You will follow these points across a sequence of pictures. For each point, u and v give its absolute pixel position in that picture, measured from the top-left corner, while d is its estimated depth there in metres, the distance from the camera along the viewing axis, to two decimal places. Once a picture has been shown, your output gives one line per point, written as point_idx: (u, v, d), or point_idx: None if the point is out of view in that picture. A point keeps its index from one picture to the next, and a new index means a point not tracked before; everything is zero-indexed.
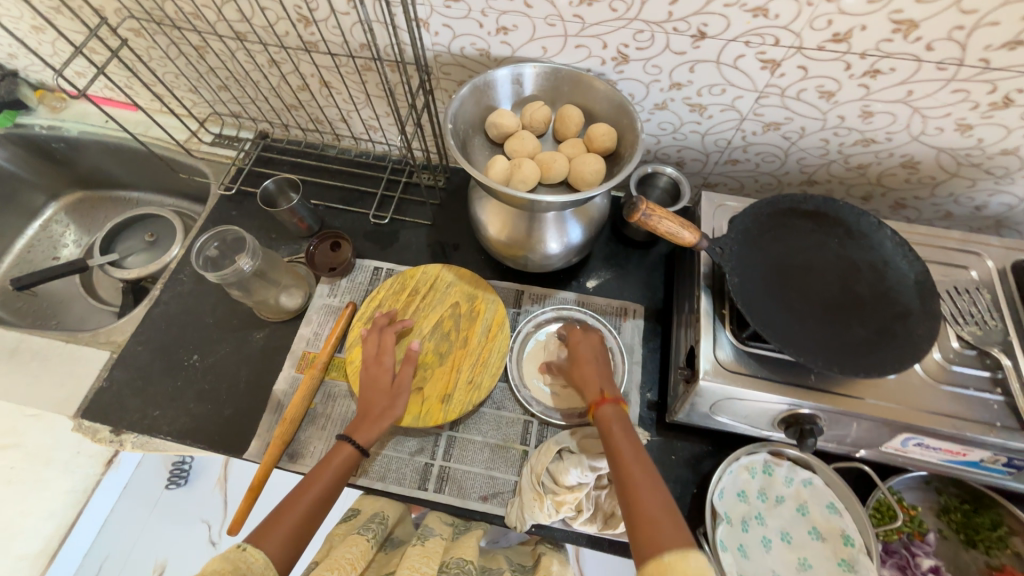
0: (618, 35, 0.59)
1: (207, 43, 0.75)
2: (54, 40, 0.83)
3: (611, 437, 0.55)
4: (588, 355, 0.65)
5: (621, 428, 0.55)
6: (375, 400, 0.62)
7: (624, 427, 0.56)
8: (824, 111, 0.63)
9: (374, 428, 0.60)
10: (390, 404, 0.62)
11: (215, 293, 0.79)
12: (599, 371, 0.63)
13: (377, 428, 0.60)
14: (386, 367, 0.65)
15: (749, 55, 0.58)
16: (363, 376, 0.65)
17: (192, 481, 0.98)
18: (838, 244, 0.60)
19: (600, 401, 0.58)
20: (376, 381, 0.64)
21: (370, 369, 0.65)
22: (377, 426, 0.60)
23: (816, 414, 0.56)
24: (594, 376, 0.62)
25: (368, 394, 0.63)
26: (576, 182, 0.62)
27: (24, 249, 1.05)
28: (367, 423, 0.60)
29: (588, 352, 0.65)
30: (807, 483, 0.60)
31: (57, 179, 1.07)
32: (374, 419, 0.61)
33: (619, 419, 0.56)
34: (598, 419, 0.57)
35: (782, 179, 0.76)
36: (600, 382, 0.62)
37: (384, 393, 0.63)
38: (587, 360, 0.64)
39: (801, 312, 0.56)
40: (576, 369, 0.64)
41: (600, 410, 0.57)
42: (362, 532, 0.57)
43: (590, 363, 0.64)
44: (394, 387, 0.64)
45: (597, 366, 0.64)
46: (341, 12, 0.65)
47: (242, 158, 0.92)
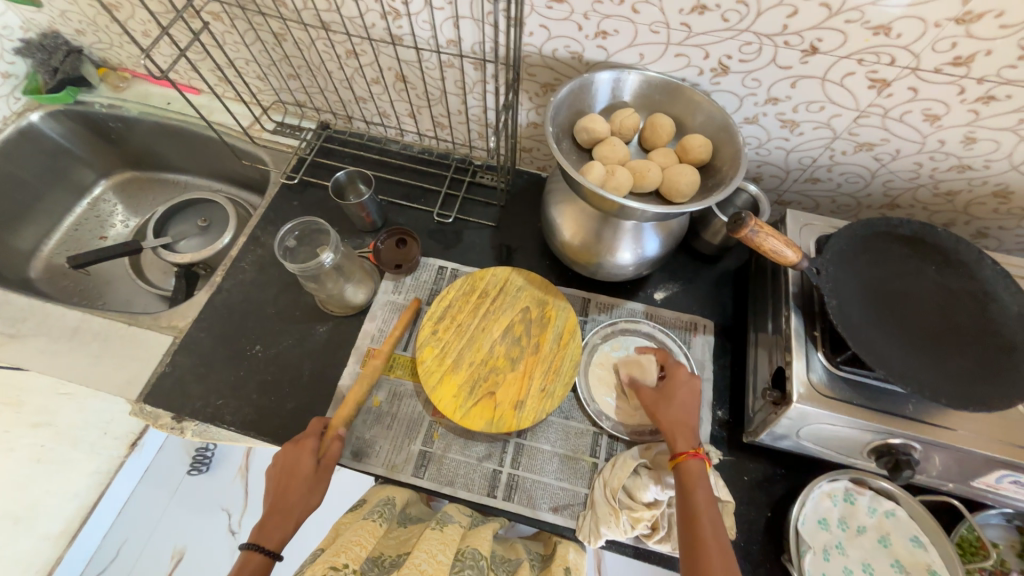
0: (724, 46, 0.58)
1: (288, 30, 0.75)
2: (129, 19, 0.82)
3: (692, 494, 0.53)
4: (681, 397, 0.61)
5: (703, 490, 0.53)
6: (296, 496, 0.55)
7: (705, 485, 0.54)
8: (925, 135, 0.61)
9: (290, 526, 0.54)
10: (304, 494, 0.56)
11: (278, 283, 0.78)
12: (690, 422, 0.59)
13: (293, 524, 0.54)
14: (312, 454, 0.58)
15: (858, 73, 0.56)
16: (280, 464, 0.58)
17: (215, 467, 0.93)
18: (936, 271, 0.59)
19: (692, 454, 0.55)
20: (296, 472, 0.57)
21: (291, 459, 0.58)
22: (293, 521, 0.54)
23: (912, 445, 0.54)
24: (686, 419, 0.59)
25: (285, 485, 0.56)
26: (668, 193, 0.61)
27: (72, 227, 1.04)
28: (283, 520, 0.54)
29: (687, 398, 0.61)
30: (890, 514, 0.58)
31: (110, 157, 1.06)
32: (291, 514, 0.54)
33: (702, 478, 0.54)
34: (681, 470, 0.55)
35: (861, 201, 0.75)
36: (690, 430, 0.58)
37: (309, 481, 0.57)
38: (679, 404, 0.60)
39: (901, 338, 0.55)
40: (666, 410, 0.60)
41: (689, 463, 0.55)
42: (370, 515, 0.55)
43: (683, 408, 0.60)
44: (319, 477, 0.57)
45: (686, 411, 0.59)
46: (436, 6, 0.64)
47: (304, 147, 0.91)
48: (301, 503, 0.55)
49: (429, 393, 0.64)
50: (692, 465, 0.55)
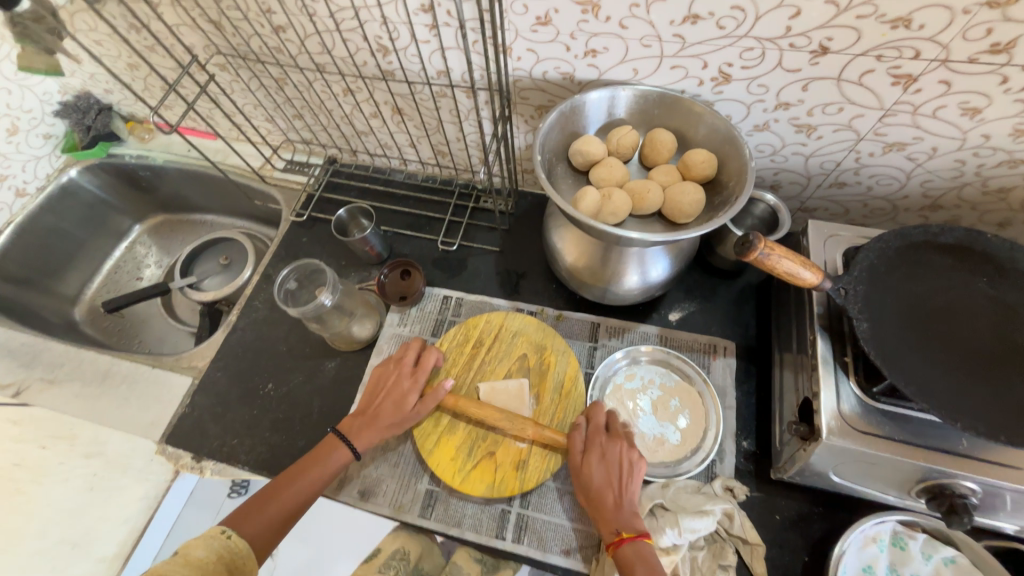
0: (723, 54, 0.54)
1: (287, 74, 0.77)
2: (146, 77, 0.87)
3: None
4: (600, 467, 0.56)
5: (646, 573, 0.49)
6: (381, 414, 0.61)
7: (648, 564, 0.50)
8: (964, 130, 0.55)
9: (372, 435, 0.61)
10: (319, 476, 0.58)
11: (289, 320, 0.80)
12: (617, 494, 0.55)
13: (375, 433, 0.61)
14: (407, 373, 0.64)
15: (879, 70, 0.51)
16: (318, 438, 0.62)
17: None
18: (987, 284, 0.52)
19: (619, 541, 0.52)
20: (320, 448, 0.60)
21: (390, 374, 0.65)
22: (376, 430, 0.61)
23: (968, 486, 0.47)
24: (605, 492, 0.55)
25: (381, 397, 0.63)
26: (671, 213, 0.58)
27: (111, 270, 1.10)
28: (369, 426, 0.61)
29: (609, 467, 0.56)
30: (948, 561, 0.52)
31: (141, 203, 1.12)
32: (376, 424, 0.61)
33: (647, 557, 0.50)
34: (619, 559, 0.51)
35: (897, 203, 0.68)
36: (618, 508, 0.54)
37: (394, 405, 0.62)
38: (599, 475, 0.56)
39: (948, 364, 0.48)
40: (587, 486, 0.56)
41: (621, 552, 0.51)
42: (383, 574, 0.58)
43: (605, 480, 0.55)
44: (404, 401, 0.61)
45: (607, 480, 0.56)
46: (422, 39, 0.63)
47: (312, 184, 0.93)
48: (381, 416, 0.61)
49: (427, 458, 0.62)
50: (627, 551, 0.51)
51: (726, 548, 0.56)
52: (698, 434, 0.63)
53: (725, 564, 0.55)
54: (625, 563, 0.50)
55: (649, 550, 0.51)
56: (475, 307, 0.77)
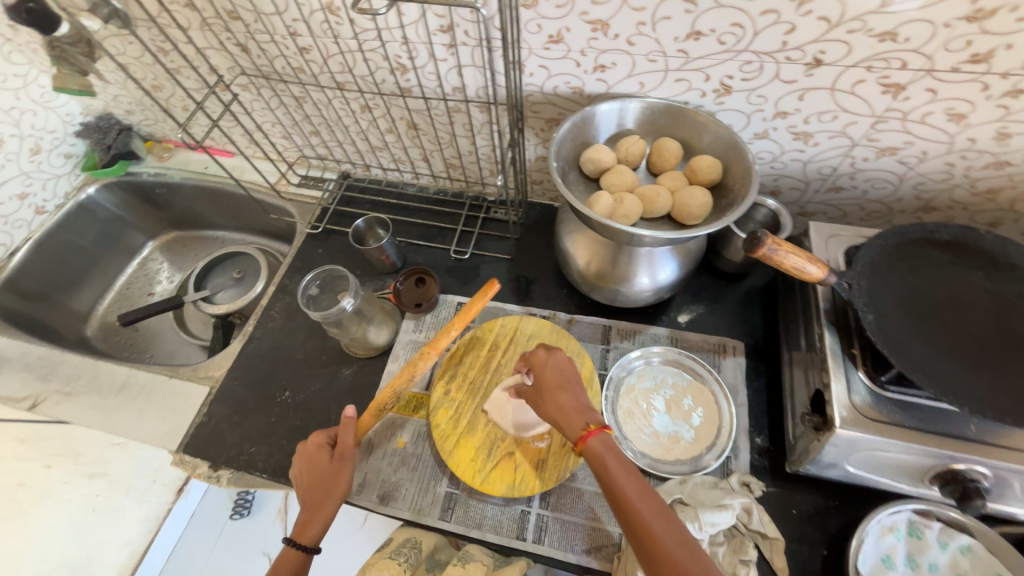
0: (724, 67, 0.58)
1: (308, 93, 0.81)
2: (170, 97, 0.91)
3: (610, 477, 0.48)
4: (553, 382, 0.57)
5: (617, 463, 0.48)
6: (314, 501, 0.58)
7: (621, 458, 0.49)
8: (951, 134, 0.58)
9: (319, 521, 0.57)
10: (328, 499, 0.57)
11: (306, 329, 0.81)
12: (573, 403, 0.54)
13: (322, 518, 0.57)
14: (322, 454, 0.60)
15: (869, 80, 0.55)
16: (303, 472, 0.60)
17: (256, 510, 0.97)
18: (982, 277, 0.55)
19: (588, 435, 0.50)
20: (317, 468, 0.59)
21: (308, 459, 0.60)
22: (322, 514, 0.57)
23: (979, 470, 0.49)
24: (559, 392, 0.56)
25: (306, 486, 0.59)
26: (680, 216, 0.61)
27: (123, 285, 1.12)
28: (313, 515, 0.57)
29: (557, 376, 0.57)
30: (965, 549, 0.52)
31: (156, 220, 1.14)
32: (318, 509, 0.57)
33: (612, 450, 0.49)
34: (589, 455, 0.50)
35: (892, 206, 0.71)
36: (576, 411, 0.54)
37: (321, 480, 0.58)
38: (552, 373, 0.58)
39: (952, 352, 0.50)
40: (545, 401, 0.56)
41: (590, 445, 0.50)
42: (394, 556, 0.61)
43: (561, 391, 0.56)
44: (337, 472, 0.58)
45: (558, 388, 0.56)
46: (440, 58, 0.68)
47: (327, 198, 0.96)
48: (320, 495, 0.58)
49: (446, 459, 0.63)
50: (595, 444, 0.50)
51: (747, 543, 0.56)
52: (713, 432, 0.64)
53: (746, 560, 0.55)
54: (599, 458, 0.49)
55: (616, 447, 0.50)
56: (489, 313, 0.79)
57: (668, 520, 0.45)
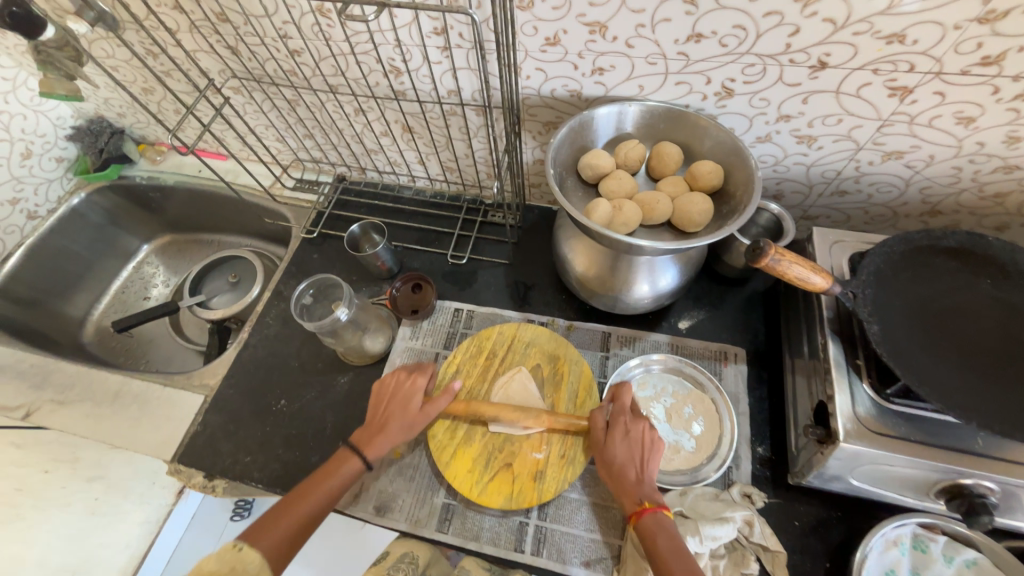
0: (725, 70, 0.56)
1: (300, 96, 0.79)
2: (161, 100, 0.89)
3: (658, 552, 0.49)
4: (626, 441, 0.57)
5: (668, 541, 0.50)
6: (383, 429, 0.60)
7: (671, 534, 0.51)
8: (960, 138, 0.57)
9: (384, 444, 0.59)
10: (404, 431, 0.60)
11: (301, 336, 0.80)
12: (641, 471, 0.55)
13: (388, 442, 0.60)
14: (414, 393, 0.63)
15: (876, 83, 0.53)
16: (395, 389, 0.64)
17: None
18: (991, 285, 0.53)
19: (642, 511, 0.52)
20: (404, 401, 0.62)
21: (401, 388, 0.63)
22: (391, 438, 0.60)
23: (985, 485, 0.48)
24: (628, 467, 0.55)
25: (387, 406, 0.63)
26: (680, 223, 0.59)
27: (118, 290, 1.10)
28: (384, 436, 0.60)
29: (635, 435, 0.57)
30: (971, 562, 0.51)
31: (150, 223, 1.13)
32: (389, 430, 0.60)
33: (666, 528, 0.51)
34: (640, 531, 0.52)
35: (897, 209, 0.70)
36: (638, 481, 0.55)
37: (403, 409, 0.62)
38: (621, 451, 0.56)
39: (959, 363, 0.49)
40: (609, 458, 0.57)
41: (643, 523, 0.52)
42: None
43: (631, 456, 0.56)
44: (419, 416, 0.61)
45: (629, 458, 0.56)
46: (434, 61, 0.66)
47: (322, 201, 0.94)
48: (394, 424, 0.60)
49: (443, 471, 0.62)
50: (647, 521, 0.52)
51: (748, 556, 0.55)
52: (713, 442, 0.63)
53: (747, 572, 0.54)
54: (651, 533, 0.51)
55: (668, 523, 0.52)
56: (487, 319, 0.78)
57: (682, 553, 0.49)
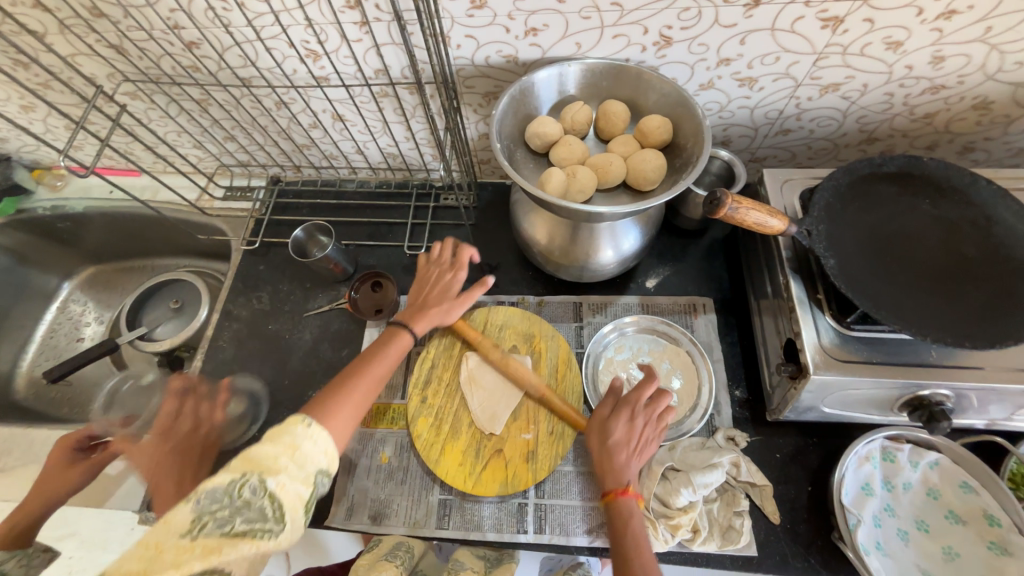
0: (661, 17, 0.54)
1: (209, 94, 0.71)
2: (46, 117, 0.78)
3: (623, 534, 0.49)
4: (623, 428, 0.55)
5: (638, 530, 0.49)
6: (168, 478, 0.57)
7: (641, 525, 0.49)
8: (890, 64, 0.58)
9: (431, 321, 0.61)
10: (445, 310, 0.62)
11: (261, 356, 0.75)
12: (636, 458, 0.53)
13: (435, 317, 0.61)
14: (437, 270, 0.64)
15: (808, 15, 0.53)
16: (424, 272, 0.65)
17: None
18: (930, 205, 0.56)
19: (623, 493, 0.50)
20: (439, 290, 0.63)
21: (440, 275, 0.64)
22: (436, 315, 0.61)
23: (941, 393, 0.51)
24: (617, 448, 0.53)
25: (424, 294, 0.63)
26: (636, 182, 0.58)
27: (45, 336, 1.00)
28: (427, 315, 0.61)
29: (643, 429, 0.55)
30: (933, 464, 0.56)
31: (67, 257, 1.02)
32: (435, 314, 0.61)
33: (637, 517, 0.50)
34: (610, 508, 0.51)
35: (838, 141, 0.71)
36: (623, 463, 0.53)
37: (442, 295, 0.63)
38: (620, 431, 0.54)
39: (910, 283, 0.52)
40: (612, 433, 0.54)
41: (619, 502, 0.50)
42: (389, 559, 0.60)
43: (632, 435, 0.54)
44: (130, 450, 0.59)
45: (627, 437, 0.54)
46: (353, 39, 0.60)
47: (258, 208, 0.87)
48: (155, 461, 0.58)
49: (434, 468, 0.60)
50: (623, 505, 0.50)
51: (738, 495, 0.58)
52: (694, 393, 0.65)
53: (739, 510, 0.57)
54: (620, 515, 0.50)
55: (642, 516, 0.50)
56: None
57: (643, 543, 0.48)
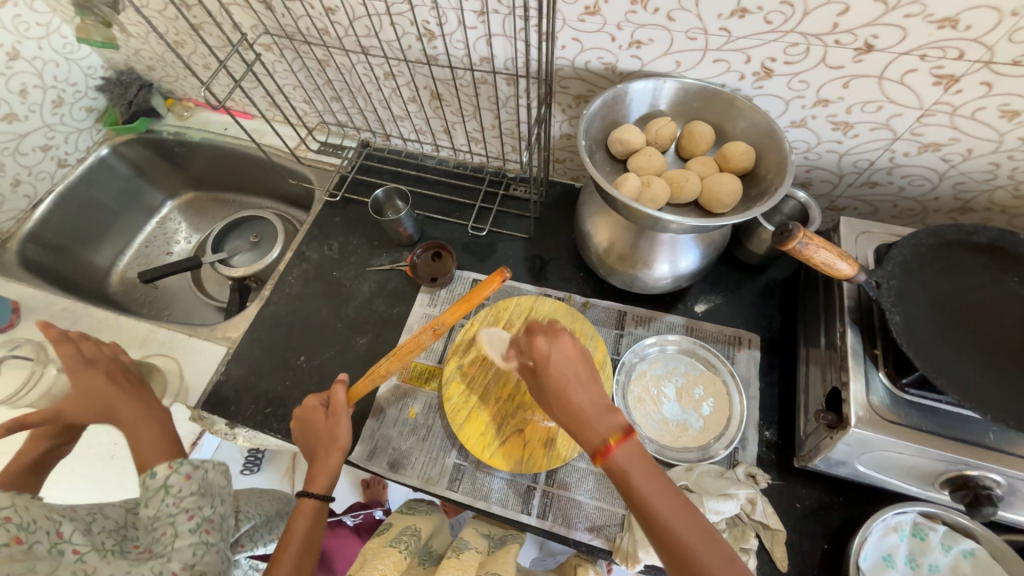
0: (768, 49, 0.55)
1: (331, 57, 0.79)
2: (192, 54, 0.90)
3: (644, 498, 0.43)
4: (569, 378, 0.48)
5: (643, 477, 0.43)
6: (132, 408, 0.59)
7: (642, 460, 0.44)
8: (1002, 133, 0.56)
9: (325, 471, 0.59)
10: (331, 442, 0.60)
11: (322, 297, 0.82)
12: (592, 408, 0.46)
13: (331, 470, 0.59)
14: (318, 411, 0.63)
15: (921, 69, 0.52)
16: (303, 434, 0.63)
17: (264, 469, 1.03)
18: (1018, 283, 0.53)
19: (609, 450, 0.44)
20: (314, 424, 0.62)
21: (308, 419, 0.63)
22: (331, 467, 0.59)
23: (992, 477, 0.49)
24: (574, 406, 0.47)
25: (309, 439, 0.62)
26: (708, 202, 0.59)
27: (142, 244, 1.12)
28: (319, 467, 0.59)
29: (575, 367, 0.48)
30: (967, 553, 0.53)
31: (175, 179, 1.14)
32: (326, 458, 0.59)
33: (636, 459, 0.44)
34: (612, 472, 0.44)
35: (927, 204, 0.69)
36: (587, 408, 0.46)
37: (318, 433, 0.61)
38: (577, 394, 0.47)
39: (978, 357, 0.49)
40: (563, 394, 0.47)
41: (613, 462, 0.44)
42: (394, 544, 0.58)
43: (573, 386, 0.47)
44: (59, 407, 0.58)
45: (578, 393, 0.47)
46: (469, 26, 0.65)
47: (346, 165, 0.95)
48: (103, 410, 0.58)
49: (457, 432, 0.64)
50: (617, 457, 0.43)
51: (749, 532, 0.57)
52: (722, 422, 0.65)
53: (746, 547, 0.56)
54: (622, 473, 0.43)
55: (637, 450, 0.44)
56: (504, 291, 0.79)
57: (673, 499, 0.43)
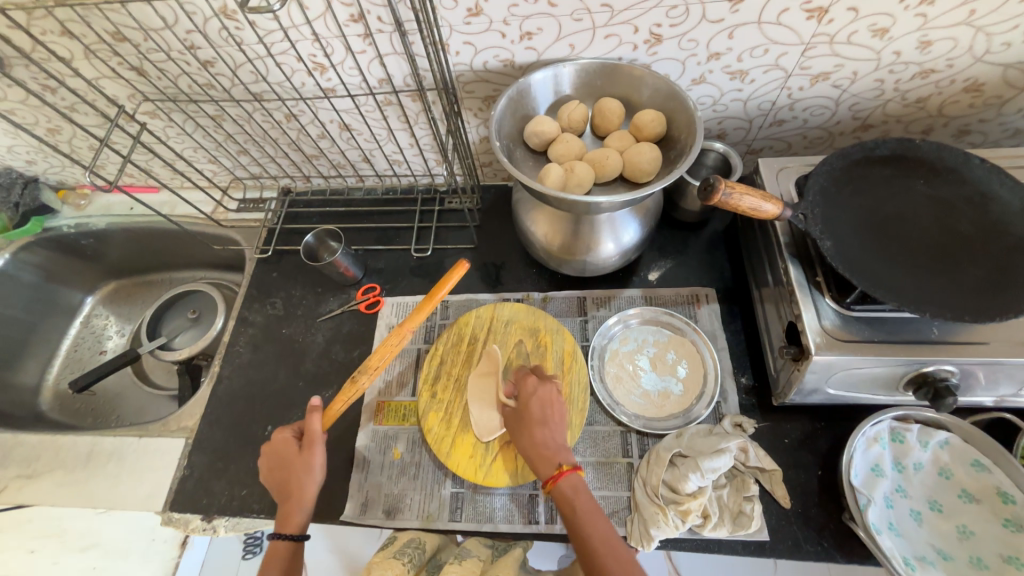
0: (651, 16, 0.56)
1: (223, 110, 0.75)
2: (71, 138, 0.83)
3: (580, 526, 0.49)
4: (539, 413, 0.58)
5: (587, 505, 0.51)
6: None
7: (588, 496, 0.52)
8: (878, 50, 0.59)
9: (297, 509, 0.56)
10: (304, 474, 0.57)
11: (276, 359, 0.78)
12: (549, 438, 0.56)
13: (307, 507, 0.56)
14: (292, 442, 0.60)
15: (793, 8, 0.54)
16: (272, 467, 0.59)
17: None
18: (925, 185, 0.57)
19: (560, 475, 0.52)
20: (286, 459, 0.59)
21: (279, 451, 0.59)
22: (307, 503, 0.56)
23: (946, 369, 0.51)
24: (537, 434, 0.56)
25: (282, 477, 0.58)
26: (633, 174, 0.60)
27: (70, 350, 1.03)
28: (295, 504, 0.56)
29: (543, 408, 0.58)
30: (943, 444, 0.56)
31: (91, 273, 1.06)
32: (301, 497, 0.56)
33: (585, 490, 0.52)
34: (558, 495, 0.52)
35: (832, 130, 0.72)
36: (553, 449, 0.55)
37: (292, 462, 0.58)
38: (535, 416, 0.58)
39: (907, 262, 0.52)
40: (530, 426, 0.57)
41: (563, 487, 0.52)
42: (398, 556, 0.56)
43: (541, 427, 0.57)
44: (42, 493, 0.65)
45: (541, 421, 0.57)
46: (358, 51, 0.63)
47: (271, 218, 0.90)
48: None
49: (445, 462, 0.62)
50: (565, 487, 0.52)
51: (747, 480, 0.58)
52: (699, 381, 0.66)
53: (749, 495, 0.57)
54: (567, 498, 0.51)
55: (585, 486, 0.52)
56: (463, 306, 0.78)
57: (600, 516, 0.50)
